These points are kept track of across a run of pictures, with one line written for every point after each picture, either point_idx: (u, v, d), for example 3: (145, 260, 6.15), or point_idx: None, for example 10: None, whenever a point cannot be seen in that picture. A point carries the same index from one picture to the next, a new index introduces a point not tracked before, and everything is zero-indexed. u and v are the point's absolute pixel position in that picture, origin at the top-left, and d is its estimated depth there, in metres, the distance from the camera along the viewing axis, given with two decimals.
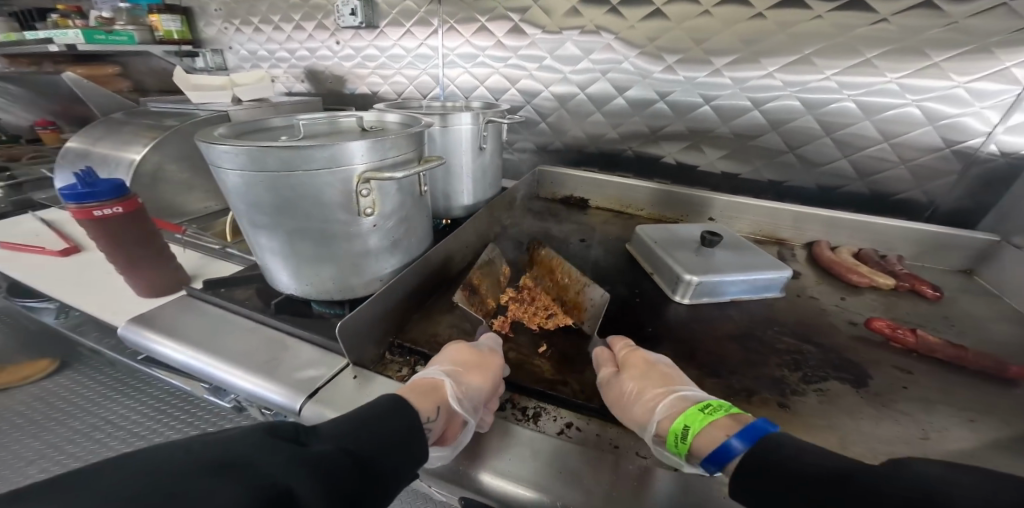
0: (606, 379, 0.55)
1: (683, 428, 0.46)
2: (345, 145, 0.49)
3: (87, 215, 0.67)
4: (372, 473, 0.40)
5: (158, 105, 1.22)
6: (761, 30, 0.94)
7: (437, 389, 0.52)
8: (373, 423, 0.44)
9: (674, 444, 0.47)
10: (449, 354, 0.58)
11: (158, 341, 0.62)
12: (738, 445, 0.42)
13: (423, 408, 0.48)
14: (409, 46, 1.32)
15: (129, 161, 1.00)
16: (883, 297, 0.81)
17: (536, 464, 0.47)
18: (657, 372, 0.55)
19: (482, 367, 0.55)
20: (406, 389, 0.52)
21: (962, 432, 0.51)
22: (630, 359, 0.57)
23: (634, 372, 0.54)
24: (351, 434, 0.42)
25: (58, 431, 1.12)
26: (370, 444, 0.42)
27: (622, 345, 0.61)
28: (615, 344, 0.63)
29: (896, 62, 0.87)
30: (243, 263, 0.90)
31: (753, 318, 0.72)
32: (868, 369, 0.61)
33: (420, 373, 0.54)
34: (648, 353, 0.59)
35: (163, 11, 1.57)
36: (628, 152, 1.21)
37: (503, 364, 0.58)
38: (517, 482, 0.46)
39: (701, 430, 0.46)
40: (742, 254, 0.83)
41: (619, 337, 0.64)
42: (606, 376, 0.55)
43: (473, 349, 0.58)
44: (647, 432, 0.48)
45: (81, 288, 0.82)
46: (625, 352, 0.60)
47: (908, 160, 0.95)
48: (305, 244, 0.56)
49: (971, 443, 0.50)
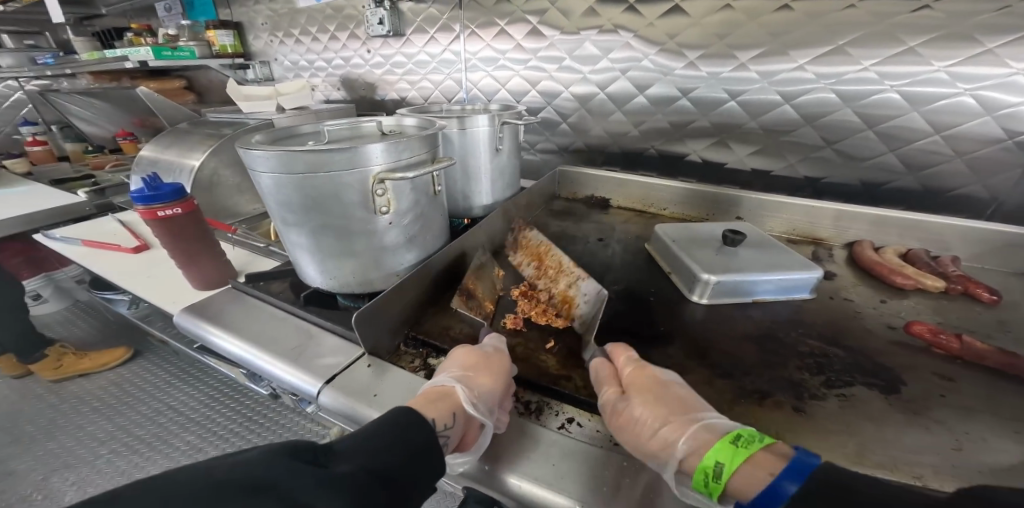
0: (611, 402, 0.51)
1: (717, 465, 0.41)
2: (363, 148, 0.53)
3: (153, 215, 0.76)
4: (397, 490, 0.41)
5: (215, 115, 1.35)
6: (790, 22, 0.90)
7: (449, 396, 0.52)
8: (392, 435, 0.45)
9: (706, 483, 0.42)
10: (455, 359, 0.58)
11: (206, 330, 0.69)
12: (788, 487, 0.37)
13: (438, 416, 0.49)
14: (434, 51, 1.37)
15: (189, 167, 1.11)
16: (930, 301, 0.75)
17: (536, 454, 0.49)
18: (670, 395, 0.51)
19: (490, 370, 0.56)
20: (419, 399, 0.52)
21: (1004, 445, 0.47)
22: (637, 378, 0.53)
23: (646, 395, 0.50)
24: (373, 451, 0.43)
25: (131, 415, 1.30)
26: (392, 459, 0.43)
27: (625, 360, 0.57)
28: (618, 358, 0.58)
29: (943, 49, 0.80)
30: (282, 260, 0.98)
31: (776, 319, 0.70)
32: (901, 375, 0.58)
33: (431, 382, 0.55)
34: (658, 371, 0.55)
35: (218, 27, 1.72)
36: (651, 150, 1.19)
37: (507, 362, 0.58)
38: (513, 473, 0.47)
39: (738, 469, 0.40)
40: (768, 253, 0.80)
41: (619, 347, 0.60)
42: (611, 397, 0.51)
43: (478, 352, 0.58)
44: (667, 468, 0.44)
45: (149, 281, 0.92)
46: (630, 369, 0.55)
47: (963, 153, 0.88)
48: (329, 240, 0.61)
49: (1015, 457, 0.46)
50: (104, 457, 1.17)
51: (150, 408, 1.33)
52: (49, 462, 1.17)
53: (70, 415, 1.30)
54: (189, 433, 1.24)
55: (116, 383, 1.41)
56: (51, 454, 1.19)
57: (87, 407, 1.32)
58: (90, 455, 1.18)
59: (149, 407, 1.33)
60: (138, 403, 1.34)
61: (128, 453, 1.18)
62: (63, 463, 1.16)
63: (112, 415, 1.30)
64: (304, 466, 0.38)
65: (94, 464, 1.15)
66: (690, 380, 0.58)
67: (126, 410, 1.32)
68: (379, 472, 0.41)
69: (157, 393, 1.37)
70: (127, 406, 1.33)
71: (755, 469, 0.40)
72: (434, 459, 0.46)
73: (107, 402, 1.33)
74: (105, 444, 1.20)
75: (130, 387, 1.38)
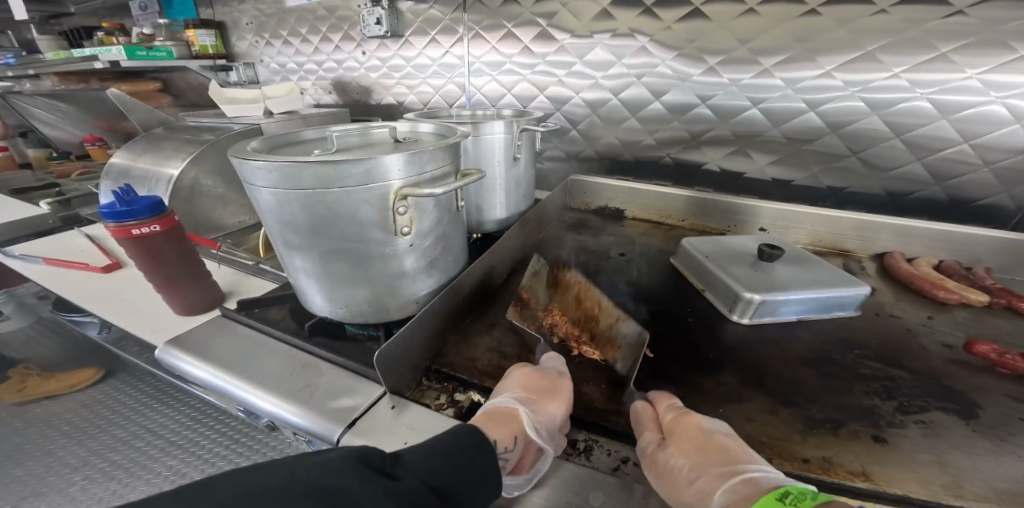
0: (647, 449, 0.44)
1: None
2: (382, 159, 0.46)
3: (126, 234, 0.66)
4: (452, 506, 0.38)
5: (196, 120, 1.24)
6: (815, 26, 0.87)
7: (511, 417, 0.46)
8: (457, 457, 0.41)
9: None
10: (518, 378, 0.52)
11: (192, 364, 0.60)
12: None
13: (500, 439, 0.44)
14: (434, 55, 1.31)
15: (167, 178, 1.01)
16: (975, 315, 0.72)
17: (593, 499, 0.41)
18: (717, 445, 0.43)
19: (554, 393, 0.50)
20: (477, 418, 0.48)
21: None
22: (678, 424, 0.46)
23: (684, 441, 0.44)
24: (434, 470, 0.39)
25: (104, 438, 0.99)
26: (454, 476, 0.39)
27: (666, 406, 0.50)
28: (658, 403, 0.51)
29: (976, 56, 0.78)
30: (276, 280, 0.89)
31: (827, 340, 0.65)
32: (974, 398, 0.53)
33: (491, 400, 0.49)
34: (702, 419, 0.47)
35: (198, 26, 1.61)
36: (666, 158, 1.14)
37: (571, 387, 0.52)
38: None
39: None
40: (806, 269, 0.75)
41: (665, 394, 0.52)
42: (647, 443, 0.45)
43: (539, 373, 0.53)
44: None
45: (122, 305, 0.82)
46: (670, 416, 0.48)
47: (991, 162, 0.85)
48: (341, 266, 0.53)
49: None
50: (77, 484, 0.91)
51: (125, 431, 1.01)
52: (14, 492, 0.88)
53: (35, 439, 0.95)
54: (171, 456, 0.98)
55: (87, 404, 1.03)
56: (15, 483, 0.90)
57: (54, 430, 0.97)
58: (61, 482, 0.91)
59: (124, 429, 1.01)
60: (112, 426, 1.01)
61: (103, 479, 0.93)
62: (31, 491, 0.89)
63: (84, 438, 0.98)
64: (368, 474, 0.35)
65: (66, 493, 0.90)
66: (752, 410, 0.52)
67: (98, 434, 0.99)
68: (438, 487, 0.38)
69: (131, 415, 1.03)
70: (98, 428, 0.99)
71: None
72: (491, 486, 0.41)
73: (77, 423, 0.99)
74: (78, 470, 0.93)
75: (102, 407, 1.03)
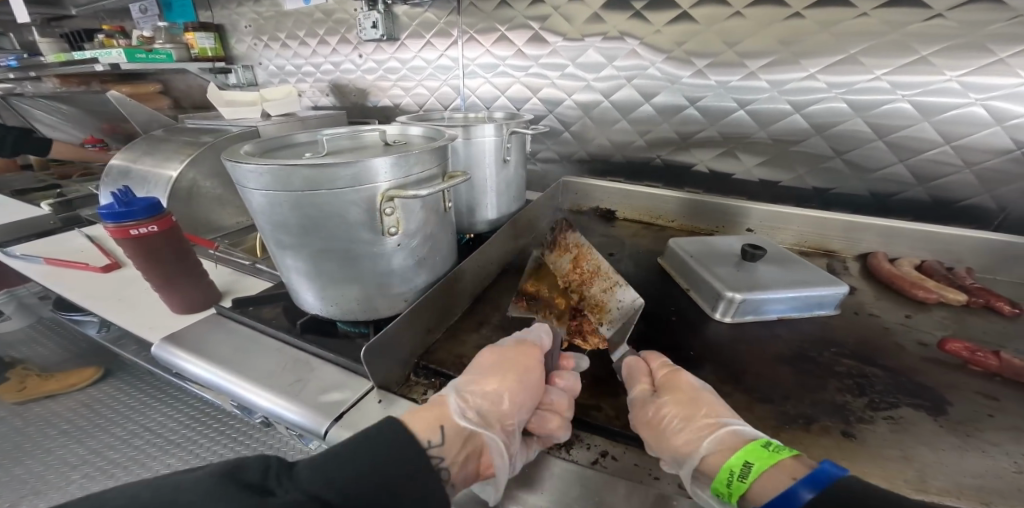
0: (641, 399, 0.49)
1: (743, 465, 0.39)
2: (369, 162, 0.47)
3: (125, 234, 0.68)
4: None
5: (196, 122, 1.27)
6: (800, 30, 0.88)
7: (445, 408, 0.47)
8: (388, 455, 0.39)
9: (726, 482, 0.40)
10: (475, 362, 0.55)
11: (187, 360, 0.62)
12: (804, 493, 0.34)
13: (422, 430, 0.43)
14: (430, 57, 1.33)
15: (166, 178, 1.03)
16: (953, 314, 0.73)
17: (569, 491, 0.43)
18: (705, 399, 0.49)
19: (499, 380, 0.51)
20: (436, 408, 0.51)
21: None
22: (670, 379, 0.52)
23: (677, 396, 0.49)
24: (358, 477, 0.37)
25: (103, 437, 1.00)
26: (346, 485, 0.36)
27: (659, 363, 0.56)
28: (651, 361, 0.57)
29: (956, 59, 0.80)
30: (272, 279, 0.91)
31: (806, 338, 0.66)
32: (944, 394, 0.54)
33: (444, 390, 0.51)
34: (691, 377, 0.53)
35: (198, 29, 1.63)
36: (656, 160, 1.16)
37: (523, 370, 0.52)
38: None
39: (764, 471, 0.38)
40: (788, 269, 0.77)
41: (655, 353, 0.59)
42: (641, 394, 0.50)
43: (491, 358, 0.54)
44: (686, 466, 0.42)
45: (122, 304, 0.84)
46: (663, 372, 0.54)
47: (972, 164, 0.87)
48: (331, 265, 0.55)
49: None
50: (76, 482, 0.92)
51: (124, 429, 1.03)
52: (14, 491, 0.89)
53: (34, 437, 0.97)
54: (169, 455, 1.00)
55: (87, 403, 1.05)
56: (14, 481, 0.91)
57: (52, 428, 0.99)
58: (61, 479, 0.92)
59: (123, 428, 1.03)
60: (111, 425, 1.02)
61: (102, 477, 0.94)
62: (30, 490, 0.90)
63: (83, 437, 0.99)
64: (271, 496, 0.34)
65: (66, 490, 0.91)
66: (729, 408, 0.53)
67: (98, 432, 1.01)
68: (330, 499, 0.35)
69: (130, 413, 1.05)
70: (98, 427, 1.01)
71: (778, 473, 0.38)
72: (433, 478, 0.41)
73: (76, 421, 1.01)
74: (76, 468, 0.94)
75: (100, 407, 1.05)
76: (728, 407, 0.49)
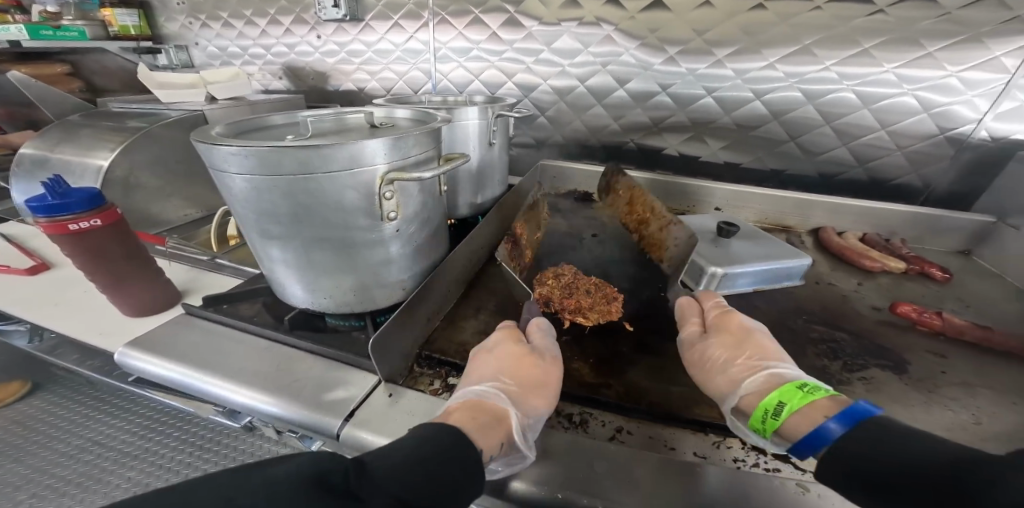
0: (692, 341, 0.56)
1: (778, 405, 0.43)
2: (367, 144, 0.45)
3: (61, 230, 0.59)
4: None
5: (125, 105, 1.13)
6: (762, 21, 0.94)
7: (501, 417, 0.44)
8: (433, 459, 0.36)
9: (762, 420, 0.44)
10: (508, 364, 0.51)
11: (155, 366, 0.55)
12: (835, 429, 0.38)
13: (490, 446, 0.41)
14: (397, 40, 1.26)
15: (96, 168, 0.91)
16: (895, 281, 0.83)
17: (595, 467, 0.43)
18: (754, 340, 0.54)
19: (540, 384, 0.50)
20: (454, 406, 0.46)
21: (1009, 414, 0.51)
22: (722, 319, 0.59)
23: (726, 338, 0.54)
24: (409, 479, 0.34)
25: (47, 453, 0.94)
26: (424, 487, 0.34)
27: (712, 305, 0.63)
28: (705, 302, 0.65)
29: (891, 52, 0.89)
30: (237, 275, 0.84)
31: (781, 308, 0.72)
32: (903, 355, 0.61)
33: (478, 393, 0.47)
34: (745, 318, 0.59)
35: (116, 5, 1.44)
36: (630, 144, 1.19)
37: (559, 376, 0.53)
38: (580, 493, 0.41)
39: (798, 409, 0.42)
40: (759, 244, 0.83)
41: (710, 295, 0.66)
42: (693, 336, 0.57)
43: (531, 363, 0.52)
44: (726, 404, 0.48)
45: (58, 309, 0.73)
46: (716, 314, 0.61)
47: (903, 147, 0.98)
48: (324, 254, 0.52)
49: (1018, 424, 0.50)
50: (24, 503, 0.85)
51: (68, 445, 0.96)
52: None
53: None
54: (128, 469, 0.92)
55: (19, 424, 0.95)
56: None
57: None
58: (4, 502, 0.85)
59: (67, 443, 0.96)
60: (51, 441, 0.96)
61: (53, 497, 0.87)
62: None
63: (20, 456, 0.93)
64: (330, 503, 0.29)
65: None
66: None
67: (35, 450, 0.94)
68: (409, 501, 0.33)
69: (72, 428, 0.98)
70: (35, 445, 0.95)
71: (810, 412, 0.41)
72: (476, 490, 0.37)
73: (9, 439, 0.94)
74: (19, 490, 0.87)
75: (38, 423, 0.98)
76: (784, 356, 0.52)
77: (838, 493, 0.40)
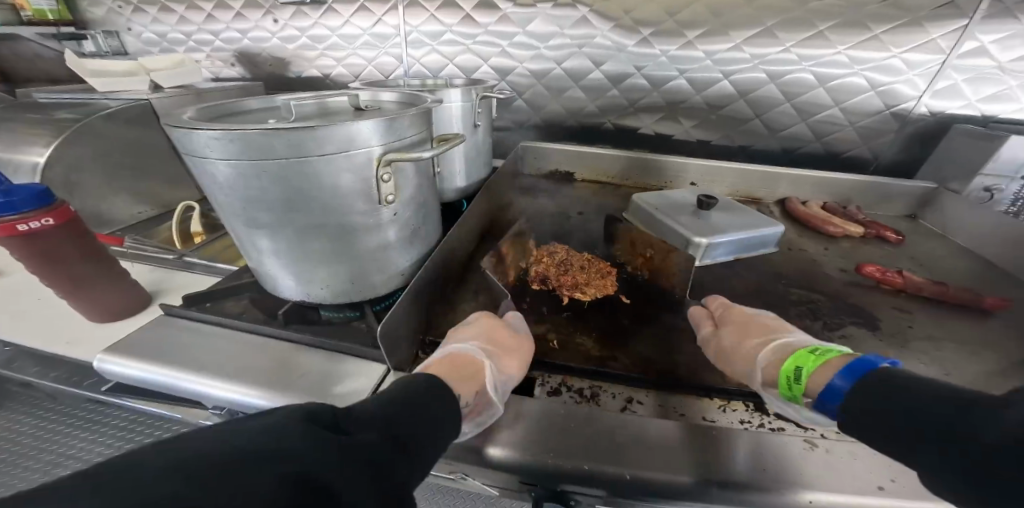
0: (706, 337, 0.56)
1: (795, 370, 0.45)
2: (364, 124, 0.43)
3: (9, 231, 0.54)
4: (408, 443, 0.36)
5: (57, 96, 1.01)
6: (729, 3, 0.98)
7: (474, 370, 0.47)
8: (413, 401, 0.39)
9: (788, 387, 0.45)
10: (486, 329, 0.55)
11: (139, 370, 0.52)
12: (843, 383, 0.40)
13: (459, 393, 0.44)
14: (363, 24, 1.21)
15: (33, 165, 0.82)
16: (855, 244, 0.90)
17: (615, 438, 0.45)
18: (758, 323, 0.56)
19: (516, 349, 0.53)
20: (434, 360, 0.50)
21: (966, 359, 0.58)
22: (727, 314, 0.60)
23: (733, 326, 0.56)
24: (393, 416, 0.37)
25: None
26: (411, 425, 0.37)
27: (718, 304, 0.64)
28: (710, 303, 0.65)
29: (843, 34, 0.95)
30: (210, 272, 0.79)
31: (761, 275, 0.77)
32: (873, 312, 0.67)
33: (455, 350, 0.50)
34: (746, 309, 0.61)
35: None
36: (607, 124, 1.21)
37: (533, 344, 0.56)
38: (604, 462, 0.43)
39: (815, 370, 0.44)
40: (735, 214, 0.87)
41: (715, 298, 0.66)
42: (706, 333, 0.57)
43: (507, 330, 0.55)
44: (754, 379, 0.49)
45: (9, 320, 0.66)
46: (721, 309, 0.62)
47: (854, 123, 1.05)
48: (319, 243, 0.50)
49: (974, 367, 0.57)
50: None
51: None
52: None
53: None
54: None
55: None
56: None
57: None
58: None
59: None
60: None
61: None
62: None
63: None
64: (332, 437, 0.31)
65: None
66: None
67: None
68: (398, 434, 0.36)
69: None
70: None
71: (825, 370, 0.44)
72: (445, 435, 0.39)
73: None
74: None
75: None
76: (787, 330, 0.55)
77: (839, 444, 0.45)
